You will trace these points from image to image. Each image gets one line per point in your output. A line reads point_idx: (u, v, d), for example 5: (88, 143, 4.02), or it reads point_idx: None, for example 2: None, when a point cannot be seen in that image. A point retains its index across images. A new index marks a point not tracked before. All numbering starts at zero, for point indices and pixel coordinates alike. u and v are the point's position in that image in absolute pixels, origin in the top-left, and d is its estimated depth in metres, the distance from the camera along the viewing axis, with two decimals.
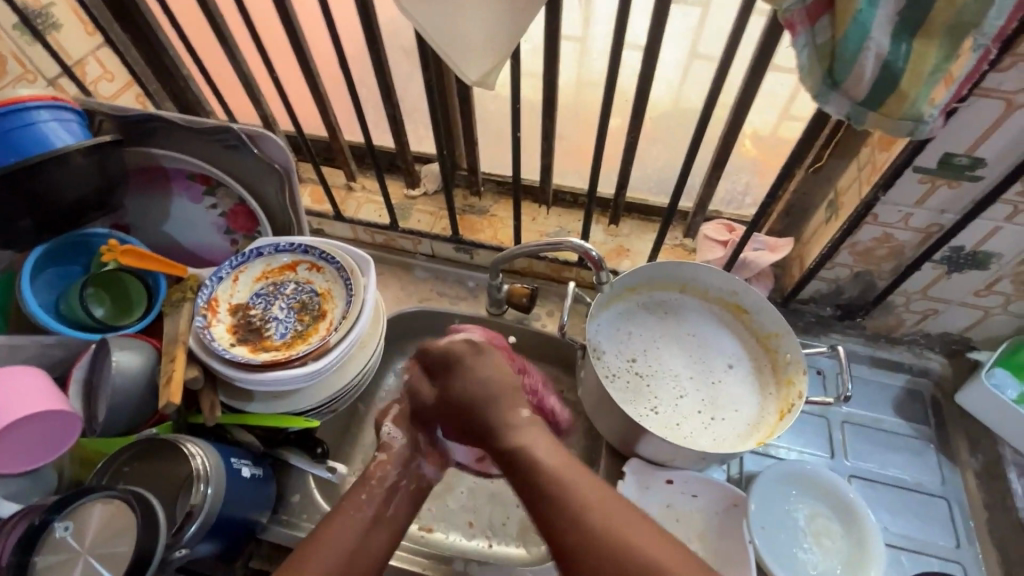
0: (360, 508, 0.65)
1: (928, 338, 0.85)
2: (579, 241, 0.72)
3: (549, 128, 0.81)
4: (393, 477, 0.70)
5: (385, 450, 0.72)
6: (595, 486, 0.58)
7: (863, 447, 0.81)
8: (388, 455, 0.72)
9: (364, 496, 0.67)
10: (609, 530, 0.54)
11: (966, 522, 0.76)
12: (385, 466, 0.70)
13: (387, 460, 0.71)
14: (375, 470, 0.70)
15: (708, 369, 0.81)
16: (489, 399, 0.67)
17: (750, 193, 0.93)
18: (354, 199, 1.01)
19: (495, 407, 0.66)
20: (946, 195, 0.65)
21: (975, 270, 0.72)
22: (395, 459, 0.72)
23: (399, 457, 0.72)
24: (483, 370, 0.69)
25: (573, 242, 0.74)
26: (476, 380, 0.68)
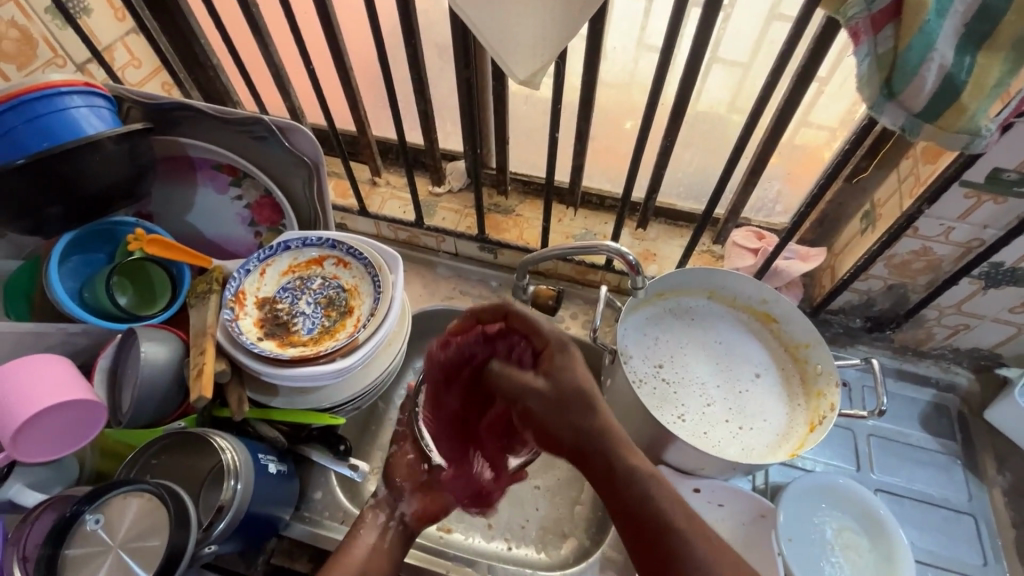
0: (353, 546, 0.66)
1: (956, 353, 0.85)
2: (614, 245, 0.71)
3: (584, 129, 0.79)
4: (382, 518, 0.70)
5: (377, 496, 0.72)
6: (707, 537, 0.50)
7: (889, 461, 0.80)
8: (377, 501, 0.71)
9: (353, 532, 0.68)
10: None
11: (994, 540, 0.75)
12: (375, 512, 0.70)
13: (381, 506, 0.71)
14: (366, 517, 0.70)
15: (736, 377, 0.80)
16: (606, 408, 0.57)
17: (780, 202, 0.92)
18: (378, 194, 1.01)
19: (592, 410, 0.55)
20: (990, 209, 0.64)
21: (1012, 287, 0.71)
22: (385, 505, 0.71)
23: (387, 509, 0.71)
24: (577, 384, 0.56)
25: (607, 245, 0.73)
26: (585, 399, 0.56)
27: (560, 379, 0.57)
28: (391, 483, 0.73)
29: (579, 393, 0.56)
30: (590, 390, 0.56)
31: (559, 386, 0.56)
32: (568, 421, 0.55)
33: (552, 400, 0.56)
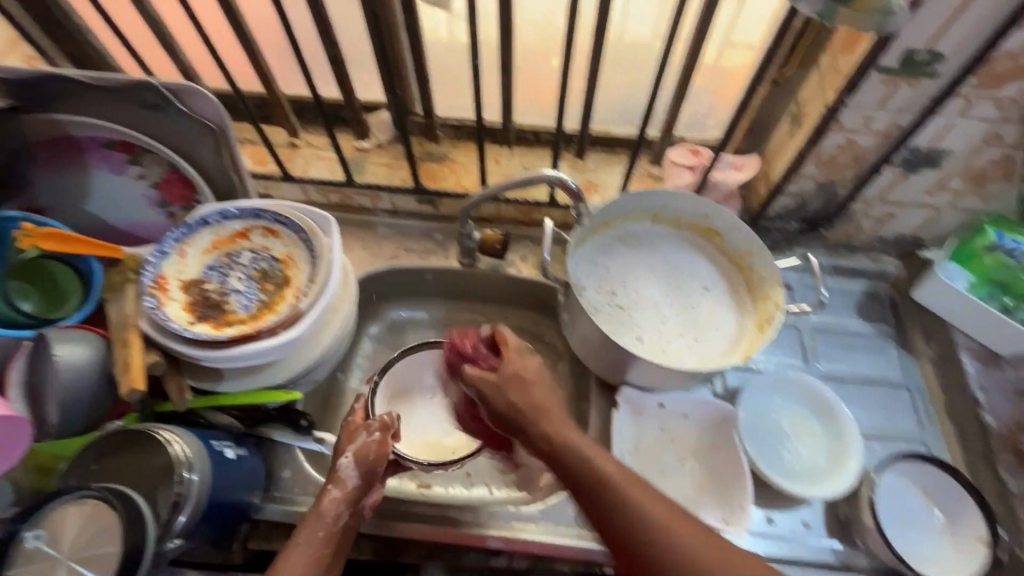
0: (312, 541, 0.59)
1: (884, 243, 0.90)
2: (554, 171, 0.70)
3: (506, 58, 0.75)
4: (343, 518, 0.62)
5: (340, 486, 0.63)
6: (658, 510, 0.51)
7: (832, 351, 0.85)
8: (344, 492, 0.63)
9: (315, 525, 0.60)
10: (671, 537, 0.50)
11: (927, 406, 0.81)
12: (338, 507, 0.62)
13: (342, 497, 0.63)
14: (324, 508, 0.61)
15: (686, 292, 0.82)
16: (542, 378, 0.62)
17: (712, 116, 0.89)
18: (301, 156, 0.94)
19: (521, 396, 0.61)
20: (906, 93, 0.66)
21: (929, 169, 0.75)
22: (348, 499, 0.63)
23: (348, 504, 0.62)
24: (519, 367, 0.63)
25: (547, 173, 0.72)
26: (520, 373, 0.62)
27: (507, 359, 0.63)
28: (362, 472, 0.64)
29: (529, 375, 0.62)
30: (530, 375, 0.62)
31: (510, 367, 0.62)
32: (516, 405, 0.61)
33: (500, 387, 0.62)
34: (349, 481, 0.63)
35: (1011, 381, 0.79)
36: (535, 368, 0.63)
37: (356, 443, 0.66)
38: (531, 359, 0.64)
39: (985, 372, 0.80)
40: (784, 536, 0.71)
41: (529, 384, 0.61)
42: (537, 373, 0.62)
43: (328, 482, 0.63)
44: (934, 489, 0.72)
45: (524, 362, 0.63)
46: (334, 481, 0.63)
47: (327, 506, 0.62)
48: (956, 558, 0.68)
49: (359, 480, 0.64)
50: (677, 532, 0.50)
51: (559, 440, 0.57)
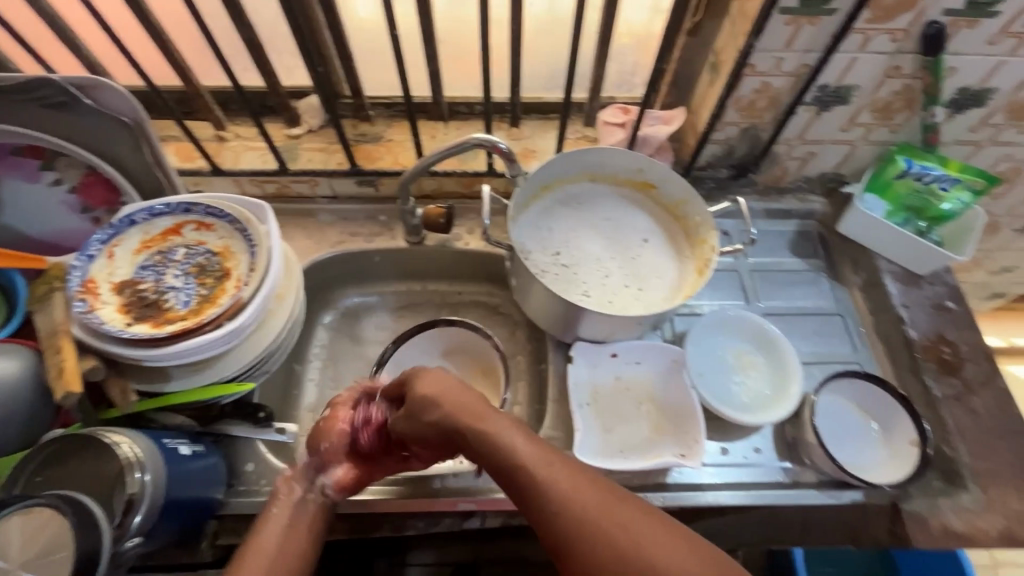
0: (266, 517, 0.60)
1: (809, 183, 0.95)
2: (486, 134, 0.71)
3: (427, 28, 0.75)
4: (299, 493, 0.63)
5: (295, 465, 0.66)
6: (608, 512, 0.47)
7: (770, 288, 0.91)
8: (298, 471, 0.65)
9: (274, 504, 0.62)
10: (622, 533, 0.45)
11: (859, 330, 0.87)
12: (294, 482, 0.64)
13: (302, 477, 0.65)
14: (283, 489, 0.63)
15: (628, 245, 0.85)
16: (460, 391, 0.61)
17: (638, 73, 0.91)
18: (230, 149, 0.91)
19: (443, 406, 0.60)
20: (809, 33, 0.68)
21: (839, 106, 0.79)
22: (303, 477, 0.65)
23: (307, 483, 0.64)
24: (436, 384, 0.62)
25: (479, 138, 0.72)
26: (433, 391, 0.61)
27: (415, 386, 0.63)
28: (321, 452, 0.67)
29: (443, 390, 0.61)
30: (448, 394, 0.61)
31: (417, 389, 0.62)
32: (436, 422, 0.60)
33: (414, 411, 0.62)
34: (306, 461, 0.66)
35: (929, 297, 0.84)
36: (448, 382, 0.62)
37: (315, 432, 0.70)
38: (439, 372, 0.63)
39: (907, 291, 0.85)
40: (736, 462, 0.75)
41: (446, 403, 0.60)
42: (451, 387, 0.62)
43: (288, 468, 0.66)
44: (867, 403, 0.77)
45: (435, 378, 0.63)
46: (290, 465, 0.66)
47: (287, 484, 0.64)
48: (888, 464, 0.73)
49: (314, 458, 0.66)
50: (633, 531, 0.45)
51: (490, 444, 0.55)
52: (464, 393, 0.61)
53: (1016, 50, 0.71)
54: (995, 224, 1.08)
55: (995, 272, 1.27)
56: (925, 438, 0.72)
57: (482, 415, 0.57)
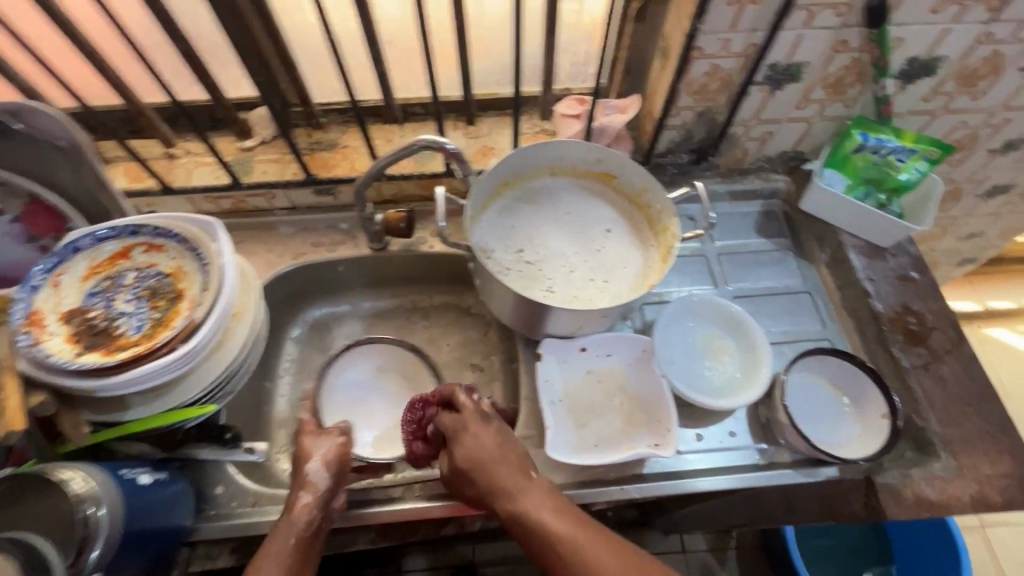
0: (284, 550, 0.57)
1: (771, 162, 0.95)
2: (430, 135, 0.69)
3: (368, 30, 0.73)
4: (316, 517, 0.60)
5: (310, 490, 0.61)
6: None
7: (739, 271, 0.91)
8: (316, 497, 0.61)
9: (287, 532, 0.58)
10: None
11: (828, 306, 0.87)
12: (310, 509, 0.60)
13: (316, 503, 0.61)
14: (296, 507, 0.59)
15: (592, 237, 0.84)
16: (501, 457, 0.62)
17: (591, 62, 0.90)
18: (181, 166, 0.89)
19: (489, 473, 0.61)
20: (753, 13, 0.68)
21: (792, 84, 0.79)
22: (318, 504, 0.61)
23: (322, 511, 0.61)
24: (479, 445, 0.62)
25: (425, 139, 0.71)
26: (479, 449, 0.62)
27: (457, 449, 0.63)
28: (332, 472, 0.63)
29: (486, 452, 0.62)
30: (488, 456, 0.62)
31: (467, 447, 0.62)
32: (476, 488, 0.61)
33: (456, 471, 0.62)
34: (322, 485, 0.62)
35: (893, 268, 0.85)
36: (495, 445, 0.63)
37: (323, 450, 0.65)
38: (490, 429, 0.64)
39: (871, 265, 0.85)
40: (711, 447, 0.75)
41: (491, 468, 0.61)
42: (497, 448, 0.62)
43: (300, 489, 0.61)
44: (838, 378, 0.77)
45: (481, 439, 0.63)
46: (305, 486, 0.61)
47: (301, 512, 0.59)
48: (861, 438, 0.74)
49: (329, 480, 0.63)
50: None
51: (526, 518, 0.57)
52: (511, 455, 0.62)
53: (959, 16, 0.71)
54: (956, 190, 1.08)
55: (963, 238, 1.28)
56: (895, 411, 0.72)
57: (520, 484, 0.60)
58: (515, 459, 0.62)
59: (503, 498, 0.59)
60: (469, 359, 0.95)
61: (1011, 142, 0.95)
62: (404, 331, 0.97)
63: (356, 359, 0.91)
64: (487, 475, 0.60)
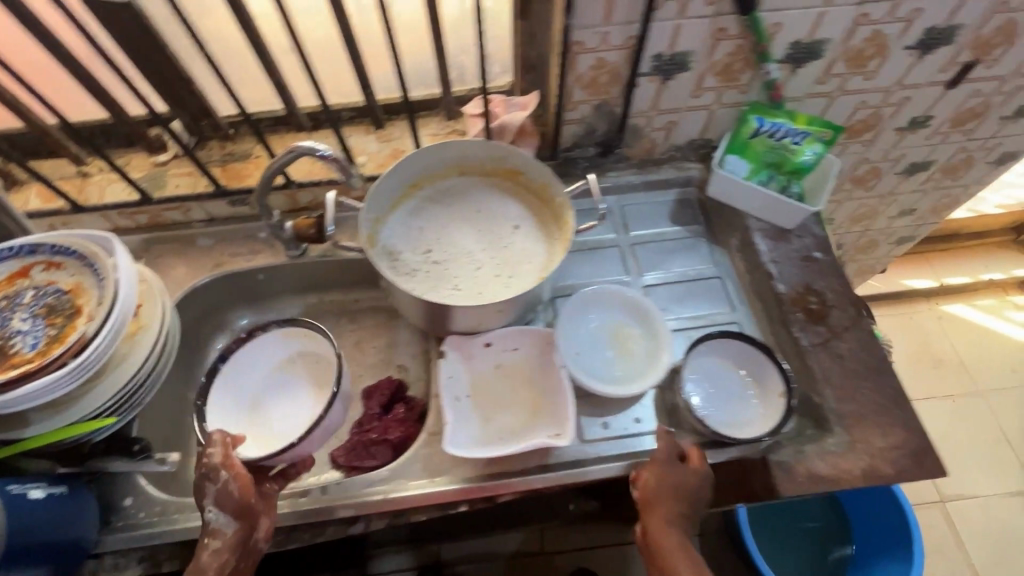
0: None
1: (682, 151, 0.96)
2: (305, 143, 0.68)
3: (255, 41, 0.74)
4: (232, 561, 0.61)
5: (216, 537, 0.61)
6: None
7: (652, 260, 0.92)
8: (226, 540, 0.61)
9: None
10: None
11: (738, 290, 0.88)
12: (221, 556, 0.61)
13: (228, 546, 0.61)
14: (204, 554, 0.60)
15: (498, 233, 0.85)
16: (694, 482, 0.67)
17: (496, 61, 0.92)
18: (94, 184, 0.90)
19: (675, 498, 0.66)
20: (623, 5, 0.69)
21: (681, 73, 0.80)
22: (232, 544, 0.62)
23: (236, 550, 0.62)
24: (677, 474, 0.68)
25: (303, 145, 0.70)
26: (668, 478, 0.67)
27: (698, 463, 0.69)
28: (232, 512, 0.63)
29: (673, 475, 0.67)
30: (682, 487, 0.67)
31: (666, 480, 0.67)
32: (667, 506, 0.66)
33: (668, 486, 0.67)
34: (228, 528, 0.62)
35: (797, 249, 0.86)
36: (691, 472, 0.68)
37: (212, 491, 0.62)
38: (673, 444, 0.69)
39: (776, 247, 0.86)
40: (616, 434, 0.76)
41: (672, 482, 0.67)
42: (669, 480, 0.67)
43: (205, 537, 0.61)
44: (738, 357, 0.79)
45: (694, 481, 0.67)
46: (209, 535, 0.61)
47: (209, 561, 0.60)
48: (762, 415, 0.75)
49: (234, 523, 0.62)
50: None
51: (663, 518, 0.65)
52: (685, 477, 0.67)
53: None
54: (875, 169, 1.10)
55: (896, 216, 1.30)
56: (790, 388, 0.74)
57: (683, 486, 0.67)
58: (683, 489, 0.67)
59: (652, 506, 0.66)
60: (393, 361, 0.96)
61: (917, 119, 0.97)
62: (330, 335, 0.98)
63: (256, 359, 0.85)
64: (670, 496, 0.66)
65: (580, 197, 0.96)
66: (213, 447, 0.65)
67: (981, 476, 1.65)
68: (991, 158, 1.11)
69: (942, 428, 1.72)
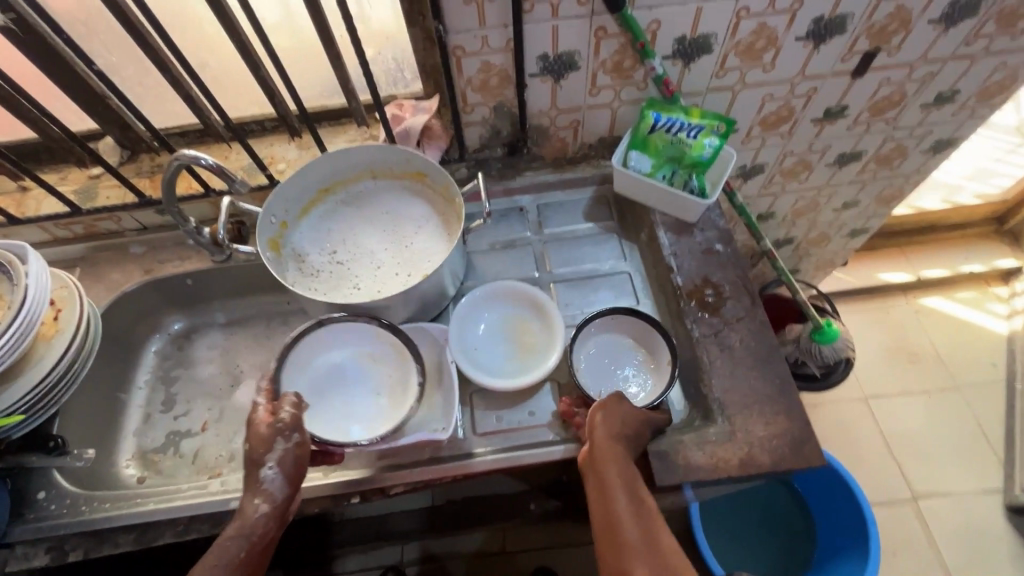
0: (236, 561, 0.62)
1: (595, 149, 0.97)
2: (186, 151, 0.73)
3: (157, 58, 0.79)
4: (262, 526, 0.64)
5: (267, 500, 0.64)
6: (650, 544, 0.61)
7: (563, 256, 0.93)
8: (272, 505, 0.64)
9: (237, 543, 0.62)
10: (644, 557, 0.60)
11: (643, 284, 0.89)
12: (262, 520, 0.64)
13: (271, 513, 0.65)
14: (246, 512, 0.64)
15: (404, 234, 0.88)
16: (632, 422, 0.68)
17: (406, 68, 0.95)
18: (32, 198, 0.96)
19: (622, 440, 0.66)
20: (494, 9, 0.72)
21: (572, 72, 0.82)
22: (274, 511, 0.65)
23: (275, 517, 0.65)
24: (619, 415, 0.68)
25: (187, 154, 0.74)
26: (613, 422, 0.67)
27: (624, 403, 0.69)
28: (285, 480, 0.66)
29: (616, 416, 0.68)
30: (625, 423, 0.68)
31: (610, 418, 0.67)
32: (620, 445, 0.66)
33: (614, 424, 0.67)
34: (278, 492, 0.65)
35: (699, 242, 0.86)
36: (634, 414, 0.69)
37: (278, 452, 0.66)
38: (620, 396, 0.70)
39: (679, 241, 0.87)
40: (510, 427, 0.78)
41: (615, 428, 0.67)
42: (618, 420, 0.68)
43: (254, 497, 0.64)
44: (633, 329, 0.82)
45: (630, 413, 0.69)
46: (262, 496, 0.64)
47: (255, 522, 0.64)
48: (655, 388, 0.78)
49: (282, 490, 0.65)
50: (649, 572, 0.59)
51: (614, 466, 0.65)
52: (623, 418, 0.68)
53: None
54: (804, 161, 1.09)
55: (841, 208, 1.28)
56: (676, 357, 0.77)
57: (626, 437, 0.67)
58: (626, 432, 0.67)
59: (601, 451, 0.65)
60: None
61: (831, 110, 0.96)
62: (260, 337, 1.02)
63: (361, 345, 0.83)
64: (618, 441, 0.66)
65: (467, 201, 0.96)
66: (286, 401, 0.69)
67: (957, 473, 1.60)
68: (924, 146, 1.10)
69: (917, 424, 1.68)
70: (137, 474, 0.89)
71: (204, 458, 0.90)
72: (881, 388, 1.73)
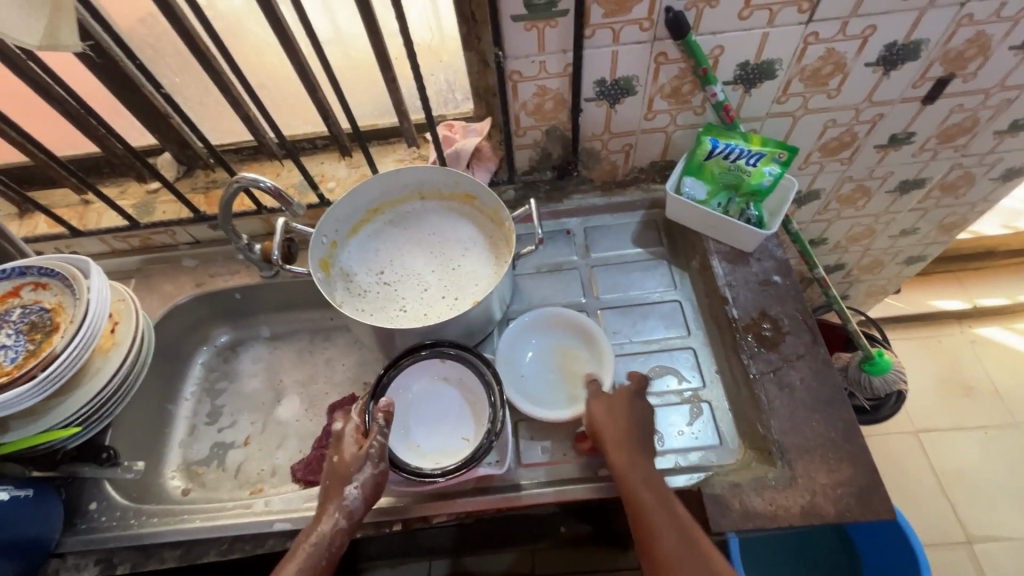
0: (315, 570, 0.63)
1: (645, 173, 0.95)
2: (249, 175, 0.74)
3: (220, 80, 0.80)
4: (334, 543, 0.65)
5: (346, 517, 0.65)
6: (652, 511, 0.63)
7: (611, 282, 0.90)
8: (349, 521, 0.66)
9: (317, 551, 0.64)
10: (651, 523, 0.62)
11: (695, 313, 0.87)
12: (337, 535, 0.65)
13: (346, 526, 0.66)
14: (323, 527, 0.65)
15: (451, 257, 0.87)
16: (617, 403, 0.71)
17: (457, 89, 0.95)
18: (93, 211, 0.99)
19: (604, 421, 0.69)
20: (554, 35, 0.71)
21: (628, 97, 0.80)
22: (350, 527, 0.66)
23: (350, 532, 0.66)
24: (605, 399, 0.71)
25: (248, 177, 0.76)
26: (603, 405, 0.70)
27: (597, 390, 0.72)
28: (364, 503, 0.66)
29: (607, 417, 0.70)
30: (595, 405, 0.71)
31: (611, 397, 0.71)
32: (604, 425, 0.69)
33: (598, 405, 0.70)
34: (357, 512, 0.66)
35: (755, 273, 0.83)
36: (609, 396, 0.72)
37: (366, 475, 0.66)
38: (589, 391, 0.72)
39: (734, 270, 0.84)
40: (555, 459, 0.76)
41: (614, 433, 0.68)
42: (610, 423, 0.69)
43: (335, 509, 0.65)
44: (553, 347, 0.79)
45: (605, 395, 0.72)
46: (344, 513, 0.65)
47: (331, 536, 0.65)
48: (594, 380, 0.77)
49: (361, 510, 0.66)
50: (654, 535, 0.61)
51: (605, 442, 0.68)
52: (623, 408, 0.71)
53: (772, 20, 0.71)
54: (862, 187, 1.05)
55: (899, 234, 1.22)
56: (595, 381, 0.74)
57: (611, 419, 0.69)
58: (622, 432, 0.68)
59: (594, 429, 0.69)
60: (361, 379, 0.98)
61: (896, 136, 0.92)
62: (305, 353, 1.02)
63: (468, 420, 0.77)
64: (603, 420, 0.69)
65: (516, 223, 0.95)
66: (376, 416, 0.69)
67: (1016, 516, 1.51)
68: (994, 174, 1.04)
69: (972, 461, 1.59)
70: (182, 486, 0.90)
71: (246, 474, 0.91)
72: (933, 422, 1.65)
